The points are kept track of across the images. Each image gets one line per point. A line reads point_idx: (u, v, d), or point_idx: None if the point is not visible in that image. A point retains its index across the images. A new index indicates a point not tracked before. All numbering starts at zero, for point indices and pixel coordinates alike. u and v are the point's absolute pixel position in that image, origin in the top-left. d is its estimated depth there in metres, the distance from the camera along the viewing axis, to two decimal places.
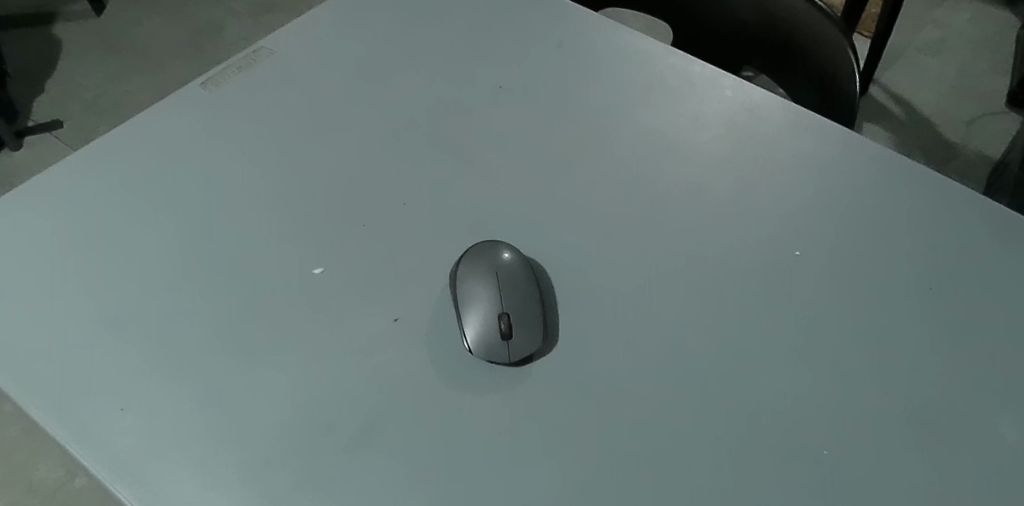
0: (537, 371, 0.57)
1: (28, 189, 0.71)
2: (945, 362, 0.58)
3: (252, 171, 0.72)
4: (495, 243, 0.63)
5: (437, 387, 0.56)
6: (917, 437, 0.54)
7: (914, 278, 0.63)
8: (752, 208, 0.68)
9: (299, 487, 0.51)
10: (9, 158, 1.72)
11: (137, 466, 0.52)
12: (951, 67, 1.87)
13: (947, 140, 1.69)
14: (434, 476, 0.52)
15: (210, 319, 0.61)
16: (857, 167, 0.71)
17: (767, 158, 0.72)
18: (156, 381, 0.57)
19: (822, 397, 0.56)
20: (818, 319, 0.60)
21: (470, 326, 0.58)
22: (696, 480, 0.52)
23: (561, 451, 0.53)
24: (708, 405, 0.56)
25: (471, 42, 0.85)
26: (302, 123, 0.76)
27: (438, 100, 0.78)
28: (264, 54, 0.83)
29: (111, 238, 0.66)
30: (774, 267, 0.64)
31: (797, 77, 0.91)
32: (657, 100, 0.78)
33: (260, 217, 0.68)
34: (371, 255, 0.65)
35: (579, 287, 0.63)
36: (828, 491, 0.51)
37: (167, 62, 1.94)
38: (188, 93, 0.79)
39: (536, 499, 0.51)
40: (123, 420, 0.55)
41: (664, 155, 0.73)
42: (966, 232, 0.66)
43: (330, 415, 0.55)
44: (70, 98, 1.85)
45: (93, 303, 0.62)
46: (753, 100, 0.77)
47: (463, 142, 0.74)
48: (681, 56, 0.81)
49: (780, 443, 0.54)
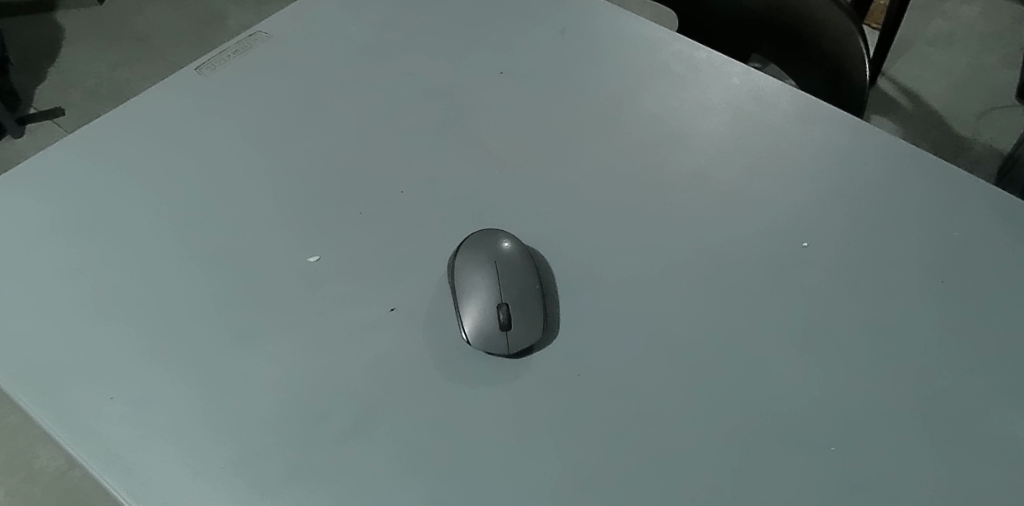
0: (538, 362, 0.56)
1: (21, 172, 0.69)
2: (955, 357, 0.56)
3: (248, 158, 0.70)
4: (494, 232, 0.61)
5: (434, 378, 0.55)
6: (929, 433, 0.52)
7: (924, 271, 0.61)
8: (758, 198, 0.67)
9: (293, 479, 0.50)
10: (9, 145, 1.71)
11: (126, 456, 0.51)
12: (961, 60, 1.84)
13: (956, 133, 1.67)
14: (432, 469, 0.51)
15: (206, 305, 0.60)
16: (866, 157, 0.69)
17: (774, 148, 0.70)
18: (147, 370, 0.56)
19: (829, 392, 0.55)
20: (825, 312, 0.59)
21: (468, 317, 0.56)
22: (700, 476, 0.50)
23: (562, 445, 0.52)
24: (713, 399, 0.54)
25: (472, 27, 0.83)
26: (299, 109, 0.75)
27: (438, 87, 0.77)
28: (260, 38, 0.81)
29: (104, 224, 0.65)
30: (781, 259, 0.62)
31: (806, 65, 0.90)
32: (662, 88, 0.76)
33: (257, 204, 0.67)
34: (369, 243, 0.64)
35: (581, 277, 0.61)
36: (835, 488, 0.50)
37: (169, 50, 1.93)
38: (183, 78, 0.77)
39: (536, 492, 0.50)
40: (111, 409, 0.54)
41: (669, 143, 0.71)
42: (979, 224, 0.64)
43: (326, 407, 0.54)
44: (71, 85, 1.84)
45: (84, 289, 0.61)
46: (760, 88, 0.75)
47: (463, 128, 0.73)
48: (687, 43, 0.80)
49: (787, 438, 0.52)
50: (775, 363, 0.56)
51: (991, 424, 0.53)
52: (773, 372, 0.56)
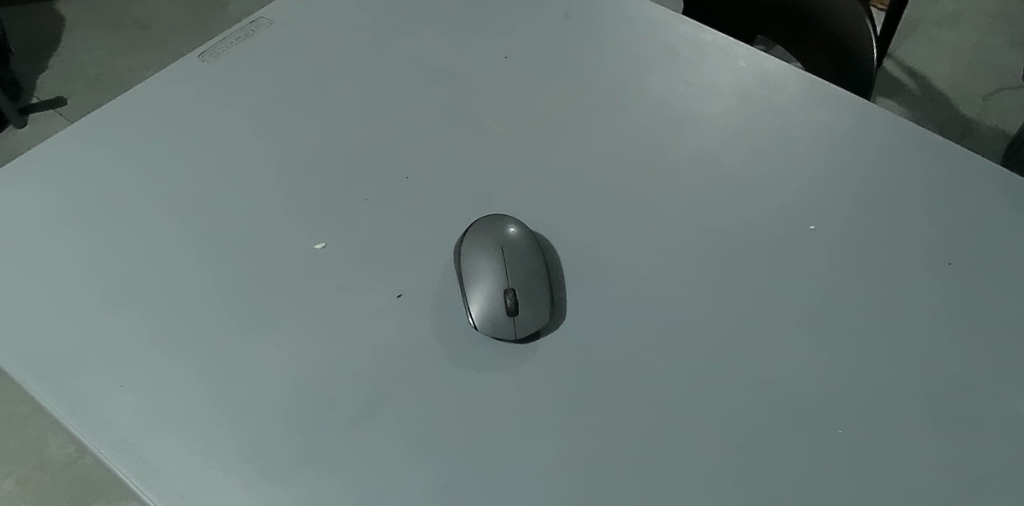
0: (545, 347, 0.56)
1: (23, 162, 0.69)
2: (964, 341, 0.56)
3: (252, 145, 0.70)
4: (500, 217, 0.61)
5: (441, 364, 0.55)
6: (938, 415, 0.52)
7: (933, 253, 0.61)
8: (765, 182, 0.66)
9: (302, 464, 0.51)
10: (13, 135, 1.70)
11: (137, 443, 0.51)
12: (967, 41, 1.82)
13: (963, 115, 1.65)
14: (439, 454, 0.51)
15: (212, 293, 0.60)
16: (871, 138, 0.69)
17: (781, 131, 0.70)
18: (156, 357, 0.56)
19: (836, 376, 0.54)
20: (833, 296, 0.59)
21: (475, 303, 0.56)
22: (707, 459, 0.51)
23: (570, 431, 0.52)
24: (722, 383, 0.54)
25: (475, 10, 0.82)
26: (302, 96, 0.74)
27: (442, 71, 0.76)
28: (262, 24, 0.81)
29: (110, 212, 0.65)
30: (787, 243, 0.62)
31: (812, 47, 0.89)
32: (667, 70, 0.75)
33: (261, 191, 0.66)
34: (375, 230, 0.63)
35: (588, 263, 0.61)
36: (842, 470, 0.50)
37: (171, 38, 1.92)
38: (186, 64, 0.77)
39: (543, 476, 0.50)
40: (122, 398, 0.54)
41: (675, 126, 0.71)
42: (988, 207, 0.64)
43: (335, 393, 0.54)
44: (74, 74, 1.83)
45: (91, 278, 0.61)
46: (766, 70, 0.74)
47: (466, 113, 0.72)
48: (692, 25, 0.79)
49: (794, 422, 0.52)
50: (784, 346, 0.56)
51: (999, 407, 0.53)
52: (781, 356, 0.55)
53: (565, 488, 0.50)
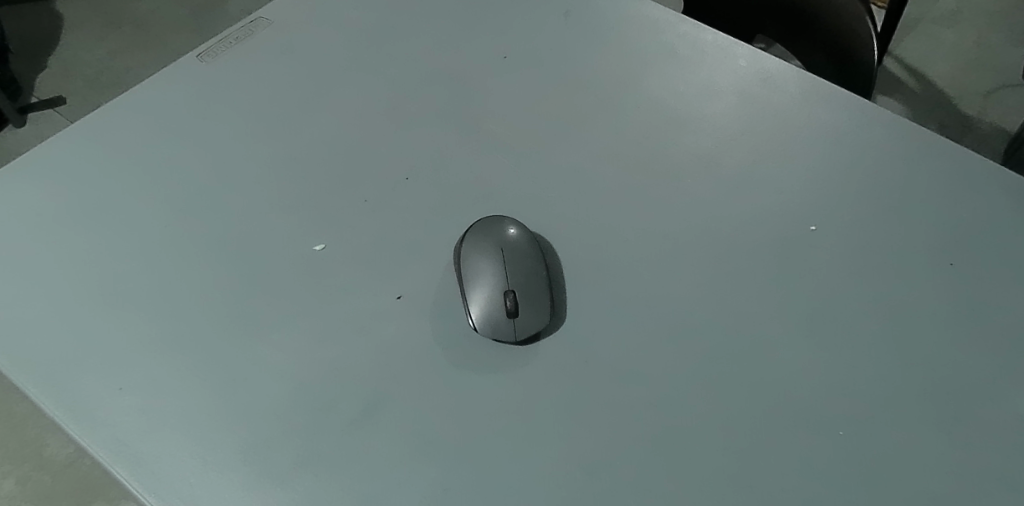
0: (545, 349, 0.56)
1: (22, 163, 0.69)
2: (966, 342, 0.56)
3: (252, 146, 0.70)
4: (500, 218, 0.61)
5: (441, 366, 0.55)
6: (939, 417, 0.52)
7: (933, 254, 0.61)
8: (765, 182, 0.66)
9: (301, 466, 0.50)
10: (12, 135, 1.70)
11: (136, 446, 0.51)
12: (968, 39, 1.82)
13: (963, 113, 1.65)
14: (439, 457, 0.51)
15: (211, 295, 0.59)
16: (871, 138, 0.69)
17: (781, 131, 0.69)
18: (156, 359, 0.56)
19: (836, 377, 0.54)
20: (834, 297, 0.59)
21: (475, 305, 0.56)
22: (708, 461, 0.50)
23: (570, 432, 0.52)
24: (722, 385, 0.54)
25: (475, 10, 0.82)
26: (300, 96, 0.74)
27: (440, 72, 0.76)
28: (261, 24, 0.81)
29: (109, 213, 0.65)
30: (788, 244, 0.62)
31: (814, 47, 0.89)
32: (667, 70, 0.75)
33: (260, 192, 0.66)
34: (375, 231, 0.63)
35: (588, 263, 0.61)
36: (843, 472, 0.50)
37: (170, 37, 1.92)
38: (185, 64, 0.77)
39: (543, 478, 0.50)
40: (121, 400, 0.54)
41: (675, 126, 0.71)
42: (989, 208, 0.64)
43: (334, 396, 0.54)
44: (73, 74, 1.83)
45: (90, 279, 0.61)
46: (767, 69, 0.74)
47: (466, 114, 0.72)
48: (692, 24, 0.79)
49: (795, 424, 0.52)
50: (784, 347, 0.56)
51: (1000, 408, 0.53)
52: (781, 357, 0.55)
53: (566, 490, 0.49)
